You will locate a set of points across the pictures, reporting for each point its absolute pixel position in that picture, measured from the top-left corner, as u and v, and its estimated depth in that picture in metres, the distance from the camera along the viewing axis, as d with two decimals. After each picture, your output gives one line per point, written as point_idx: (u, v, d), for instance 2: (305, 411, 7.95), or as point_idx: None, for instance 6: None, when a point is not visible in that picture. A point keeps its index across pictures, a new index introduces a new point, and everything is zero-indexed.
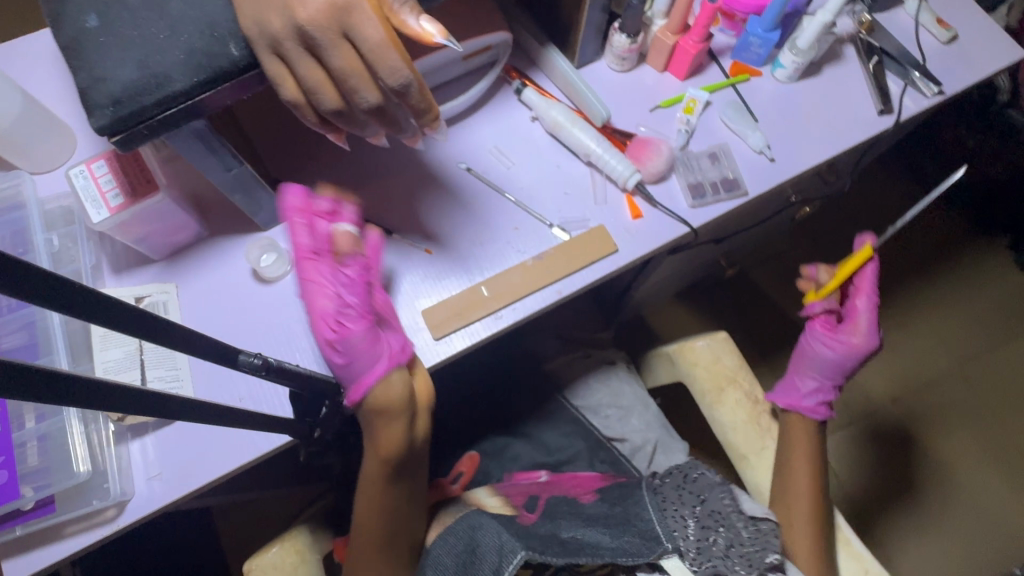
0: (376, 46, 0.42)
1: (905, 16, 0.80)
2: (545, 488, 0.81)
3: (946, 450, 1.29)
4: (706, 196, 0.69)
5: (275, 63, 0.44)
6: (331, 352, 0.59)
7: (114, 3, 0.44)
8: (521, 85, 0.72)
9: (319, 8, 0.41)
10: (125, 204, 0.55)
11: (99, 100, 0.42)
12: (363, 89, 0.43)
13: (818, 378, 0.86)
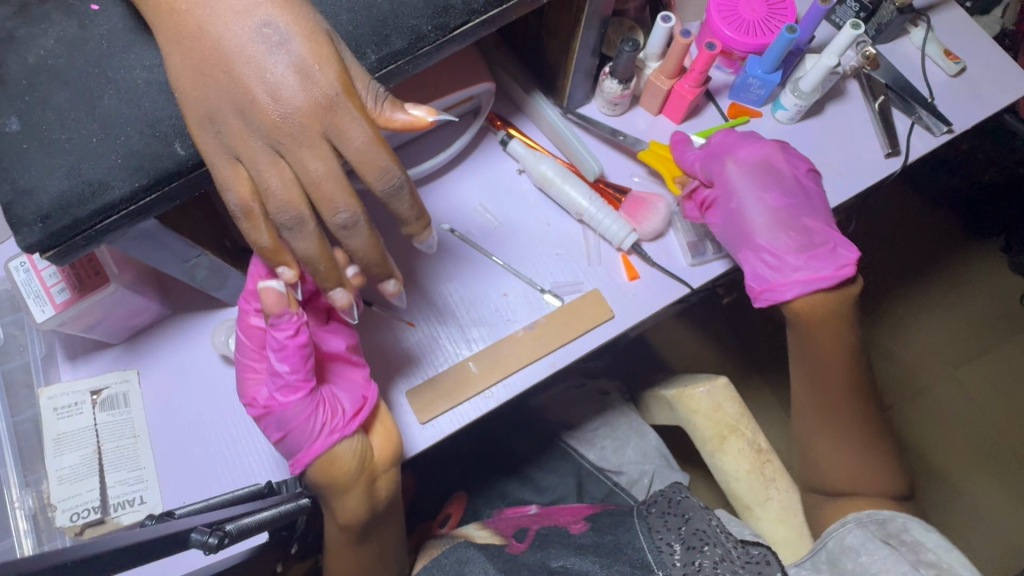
0: (362, 150, 0.37)
1: (909, 47, 0.76)
2: (535, 519, 0.75)
3: (951, 462, 1.16)
4: (706, 254, 0.66)
5: (229, 166, 0.38)
6: (267, 427, 0.50)
7: (37, 100, 0.38)
8: (506, 136, 0.67)
9: (294, 107, 0.36)
10: (73, 299, 0.50)
11: (25, 216, 0.37)
12: (340, 200, 0.38)
13: (757, 201, 0.65)
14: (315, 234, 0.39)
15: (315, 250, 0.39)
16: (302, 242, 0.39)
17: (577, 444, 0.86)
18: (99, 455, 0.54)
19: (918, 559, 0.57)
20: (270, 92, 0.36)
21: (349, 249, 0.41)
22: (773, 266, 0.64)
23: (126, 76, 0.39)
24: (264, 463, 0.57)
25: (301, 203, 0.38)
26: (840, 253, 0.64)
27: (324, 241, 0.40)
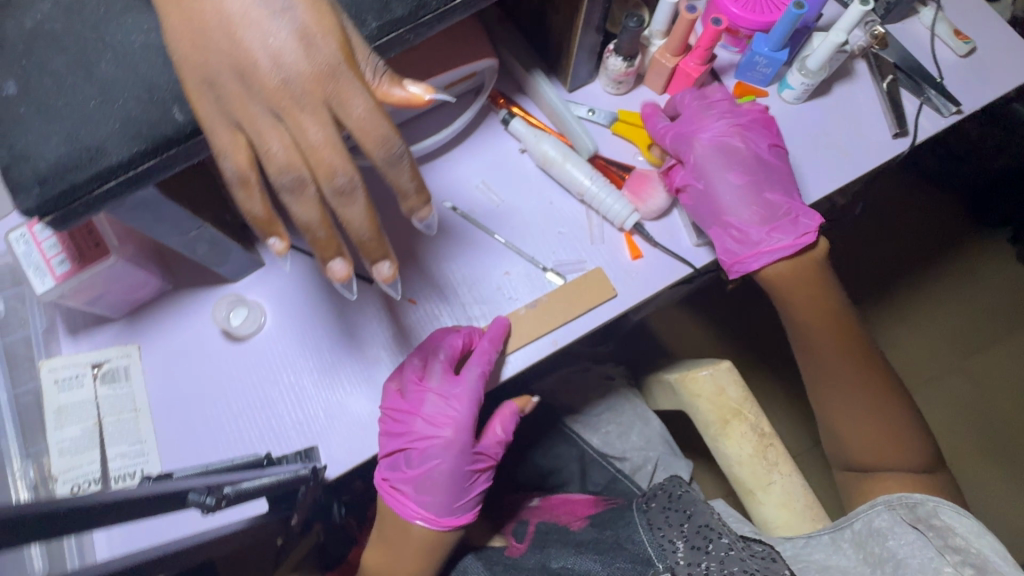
0: (363, 118, 0.35)
1: (919, 27, 0.75)
2: (536, 512, 0.78)
3: (954, 451, 1.15)
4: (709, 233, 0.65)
5: (230, 134, 0.36)
6: (430, 493, 0.59)
7: (35, 65, 0.38)
8: (508, 115, 0.66)
9: (298, 72, 0.35)
10: (72, 270, 0.50)
11: (23, 181, 0.37)
12: (339, 165, 0.36)
13: (721, 176, 0.64)
14: (314, 200, 0.37)
15: (315, 216, 0.38)
16: (299, 209, 0.37)
17: (579, 429, 0.85)
18: (99, 428, 0.54)
19: (946, 545, 0.55)
20: (272, 57, 0.34)
21: (343, 220, 0.38)
22: (739, 243, 0.64)
23: (123, 40, 0.39)
24: (265, 438, 0.57)
25: (302, 169, 0.36)
26: (802, 222, 0.63)
27: (323, 208, 0.38)
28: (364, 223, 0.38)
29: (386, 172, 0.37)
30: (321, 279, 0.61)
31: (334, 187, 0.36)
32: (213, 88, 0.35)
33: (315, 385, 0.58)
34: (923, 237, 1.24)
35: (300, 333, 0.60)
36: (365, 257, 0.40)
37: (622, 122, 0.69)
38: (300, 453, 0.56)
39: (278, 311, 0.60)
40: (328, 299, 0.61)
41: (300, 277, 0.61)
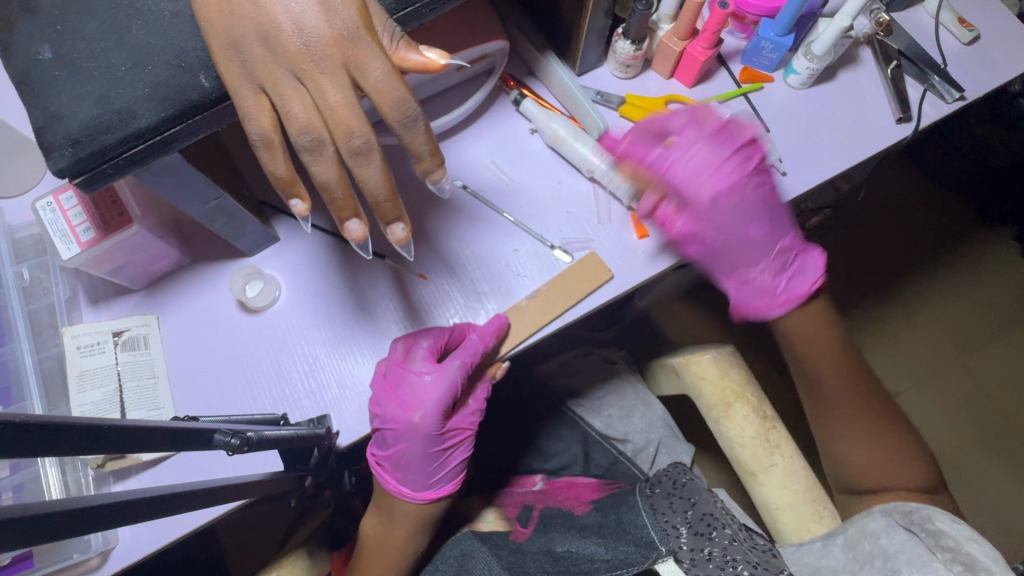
0: (380, 81, 0.38)
1: (923, 16, 0.76)
2: (541, 497, 0.79)
3: (956, 448, 1.14)
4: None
5: (256, 97, 0.39)
6: (405, 471, 0.62)
7: (67, 30, 0.40)
8: (520, 96, 0.67)
9: (319, 37, 0.37)
10: (96, 238, 0.52)
11: (56, 140, 0.39)
12: (356, 126, 0.38)
13: (746, 220, 0.69)
14: (332, 159, 0.39)
15: (332, 176, 0.40)
16: (318, 168, 0.40)
17: (583, 413, 0.85)
18: (120, 393, 0.55)
19: (937, 544, 0.56)
20: (297, 23, 0.37)
21: (360, 181, 0.40)
22: (738, 296, 0.72)
23: (153, 8, 0.40)
24: (278, 405, 0.58)
25: (321, 129, 0.39)
26: (811, 270, 0.72)
27: (340, 169, 0.40)
28: (379, 183, 0.40)
29: (402, 133, 0.39)
30: (335, 254, 0.63)
31: (351, 147, 0.39)
32: (239, 52, 0.38)
33: (327, 356, 0.60)
34: (925, 231, 1.24)
35: (314, 306, 0.61)
36: (381, 220, 0.43)
37: (631, 104, 0.70)
38: (312, 419, 0.58)
39: (293, 285, 0.62)
40: (341, 273, 0.62)
41: (314, 251, 0.63)
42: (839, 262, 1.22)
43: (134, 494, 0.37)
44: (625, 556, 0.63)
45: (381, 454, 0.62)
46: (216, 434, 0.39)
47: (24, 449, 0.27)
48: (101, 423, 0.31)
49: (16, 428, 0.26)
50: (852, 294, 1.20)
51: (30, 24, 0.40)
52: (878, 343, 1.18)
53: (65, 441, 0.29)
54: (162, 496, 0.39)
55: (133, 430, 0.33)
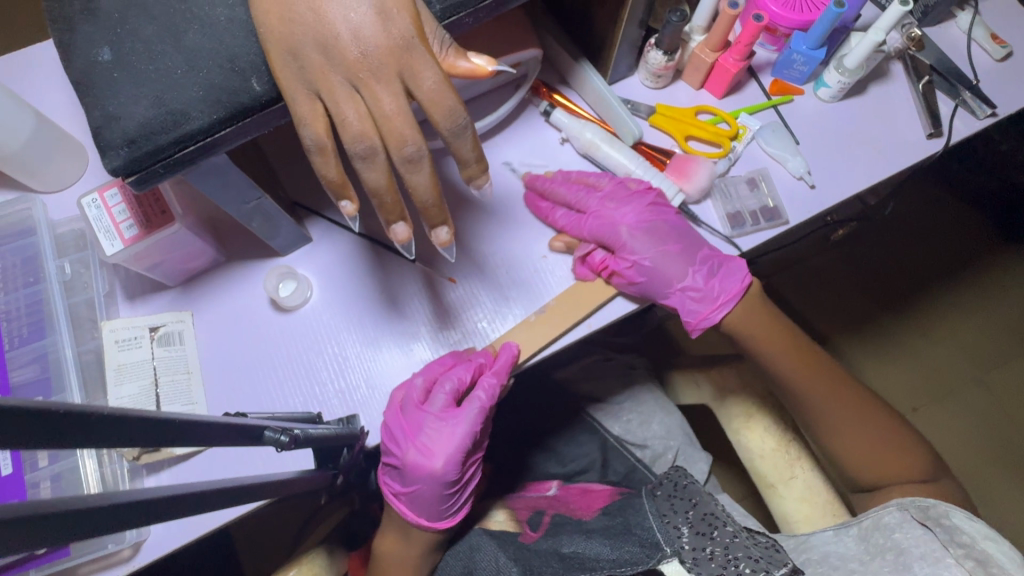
0: (432, 90, 0.39)
1: (956, 31, 0.76)
2: (553, 503, 0.77)
3: (971, 466, 1.12)
4: (745, 226, 0.66)
5: (312, 103, 0.40)
6: (426, 508, 0.62)
7: (126, 32, 0.41)
8: (548, 107, 0.68)
9: (376, 47, 0.39)
10: (139, 235, 0.53)
11: (112, 140, 0.40)
12: (409, 134, 0.40)
13: (670, 242, 0.64)
14: (384, 166, 0.41)
15: (383, 183, 0.42)
16: (371, 175, 0.42)
17: (602, 419, 0.85)
18: (155, 387, 0.56)
19: (952, 540, 0.55)
20: (354, 33, 0.39)
21: (411, 187, 0.42)
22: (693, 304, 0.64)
23: (209, 13, 0.42)
24: (309, 404, 0.59)
25: (374, 137, 0.40)
26: (733, 267, 0.64)
27: (391, 175, 0.42)
28: (428, 188, 0.42)
29: (451, 141, 0.41)
30: (367, 256, 0.64)
31: (403, 155, 0.41)
32: (298, 59, 0.39)
33: (357, 357, 0.61)
34: (948, 245, 1.22)
35: (345, 307, 0.62)
36: (427, 223, 0.45)
37: (661, 116, 0.70)
38: (342, 419, 0.59)
39: (325, 285, 0.63)
40: (373, 275, 0.63)
41: (346, 253, 0.64)
42: (858, 275, 1.21)
43: (199, 489, 0.37)
44: (630, 556, 0.62)
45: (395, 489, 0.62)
46: (266, 430, 0.40)
47: (107, 440, 0.28)
48: (172, 420, 0.32)
49: (103, 418, 0.27)
50: (869, 308, 1.19)
51: (90, 26, 0.42)
52: (894, 360, 1.17)
53: (143, 434, 0.30)
54: (225, 489, 0.39)
55: (194, 426, 0.33)
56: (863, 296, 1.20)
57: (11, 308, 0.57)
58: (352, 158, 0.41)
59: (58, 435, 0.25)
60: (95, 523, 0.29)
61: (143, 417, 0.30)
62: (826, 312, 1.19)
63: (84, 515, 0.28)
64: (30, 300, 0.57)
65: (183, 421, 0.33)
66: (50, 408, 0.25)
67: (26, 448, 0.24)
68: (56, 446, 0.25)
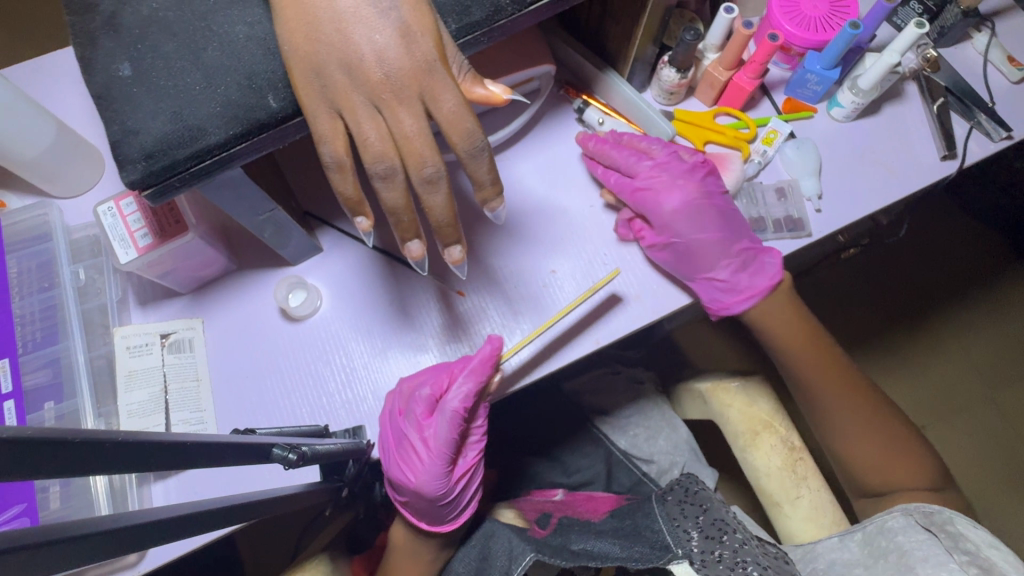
0: (452, 112, 0.40)
1: (972, 52, 0.75)
2: (560, 506, 0.77)
3: (979, 487, 1.11)
4: (765, 233, 0.68)
5: (332, 121, 0.41)
6: (424, 510, 0.63)
7: (148, 49, 0.42)
8: (582, 105, 0.69)
9: (399, 68, 0.39)
10: (154, 244, 0.54)
11: (131, 155, 0.40)
12: (428, 156, 0.41)
13: (707, 228, 0.65)
14: (402, 186, 0.42)
15: (401, 203, 0.43)
16: (389, 194, 0.42)
17: (607, 432, 0.85)
18: (165, 395, 0.57)
19: (956, 546, 0.55)
20: (377, 53, 0.39)
21: (426, 207, 0.43)
22: (724, 290, 0.66)
23: (228, 31, 0.42)
24: (316, 414, 0.59)
25: (394, 158, 0.41)
26: (766, 261, 0.66)
27: (408, 194, 0.43)
28: (444, 209, 0.43)
29: (468, 162, 0.41)
30: (376, 267, 0.64)
31: (423, 176, 0.41)
32: (320, 77, 0.40)
33: (365, 368, 0.61)
34: (961, 262, 1.21)
35: (353, 317, 0.63)
36: (442, 242, 0.45)
37: (681, 121, 0.71)
38: (349, 431, 0.59)
39: (334, 295, 0.63)
40: (382, 285, 0.63)
41: (356, 263, 0.64)
42: (867, 292, 1.19)
43: (212, 505, 0.38)
44: (639, 553, 0.62)
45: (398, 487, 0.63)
46: (274, 447, 0.40)
47: (120, 464, 0.28)
48: (185, 443, 0.32)
49: (117, 444, 0.28)
50: (879, 323, 1.18)
51: (112, 41, 0.42)
52: (904, 374, 1.16)
53: (156, 458, 0.30)
54: (232, 506, 0.40)
55: (207, 449, 0.34)
56: (872, 313, 1.19)
57: (25, 313, 0.57)
58: (371, 178, 0.42)
59: (73, 462, 0.26)
60: (106, 547, 0.29)
61: (159, 443, 0.30)
62: (835, 328, 1.18)
63: (93, 539, 0.28)
64: (44, 305, 0.58)
65: (196, 445, 0.33)
66: (66, 437, 0.25)
67: (40, 475, 0.25)
68: (76, 475, 0.26)
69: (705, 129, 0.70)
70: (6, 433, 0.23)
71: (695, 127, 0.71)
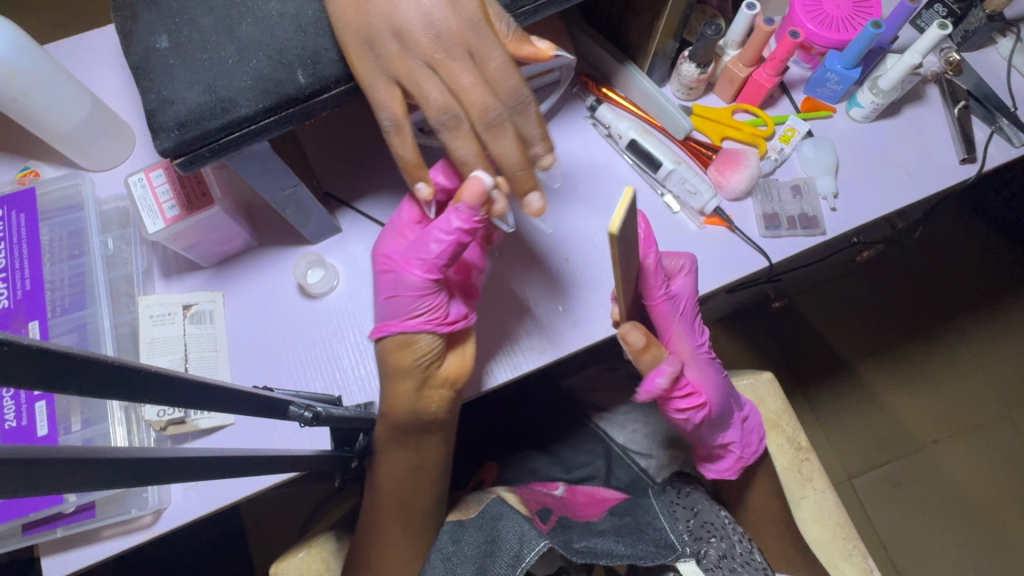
0: (499, 70, 0.44)
1: (996, 57, 0.74)
2: (560, 504, 0.74)
3: (987, 508, 1.08)
4: (779, 229, 0.67)
5: (391, 90, 0.44)
6: (384, 284, 0.56)
7: (184, 23, 0.44)
8: (595, 102, 0.69)
9: (448, 28, 0.44)
10: (180, 215, 0.56)
11: (165, 123, 0.42)
12: (488, 103, 0.45)
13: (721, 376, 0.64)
14: (467, 134, 0.46)
15: (469, 151, 0.47)
16: (456, 143, 0.46)
17: (613, 426, 0.86)
18: (185, 362, 0.59)
19: None
20: (426, 19, 0.44)
21: (495, 154, 0.47)
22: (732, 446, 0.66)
23: (262, 7, 0.44)
24: (329, 387, 0.61)
25: (456, 108, 0.45)
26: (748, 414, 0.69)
27: (476, 142, 0.46)
28: (513, 152, 0.46)
29: (518, 113, 0.46)
30: None
31: (487, 121, 0.45)
32: (374, 48, 0.43)
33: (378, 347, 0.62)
34: (981, 274, 1.19)
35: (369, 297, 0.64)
36: (517, 190, 0.48)
37: (699, 117, 0.71)
38: (360, 406, 0.61)
39: (351, 276, 0.65)
40: None
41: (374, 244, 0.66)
42: (883, 299, 1.18)
43: (226, 453, 0.39)
44: (644, 552, 0.61)
45: (387, 286, 0.56)
46: (291, 406, 0.41)
47: (148, 395, 0.30)
48: (207, 386, 0.34)
49: (146, 375, 0.29)
50: (895, 333, 1.16)
51: (152, 15, 0.44)
52: (918, 392, 1.14)
53: (179, 396, 0.32)
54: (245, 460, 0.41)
55: (225, 393, 0.35)
56: (887, 322, 1.17)
57: (54, 279, 0.59)
58: (438, 129, 0.46)
59: (104, 384, 0.28)
60: (123, 475, 0.31)
61: (185, 380, 0.32)
62: (848, 334, 1.17)
63: (112, 465, 0.30)
64: (74, 272, 0.60)
65: (218, 388, 0.35)
66: (101, 360, 0.27)
67: (72, 392, 0.26)
68: (105, 397, 0.28)
69: (725, 125, 0.71)
70: (45, 344, 0.25)
71: (715, 125, 0.71)
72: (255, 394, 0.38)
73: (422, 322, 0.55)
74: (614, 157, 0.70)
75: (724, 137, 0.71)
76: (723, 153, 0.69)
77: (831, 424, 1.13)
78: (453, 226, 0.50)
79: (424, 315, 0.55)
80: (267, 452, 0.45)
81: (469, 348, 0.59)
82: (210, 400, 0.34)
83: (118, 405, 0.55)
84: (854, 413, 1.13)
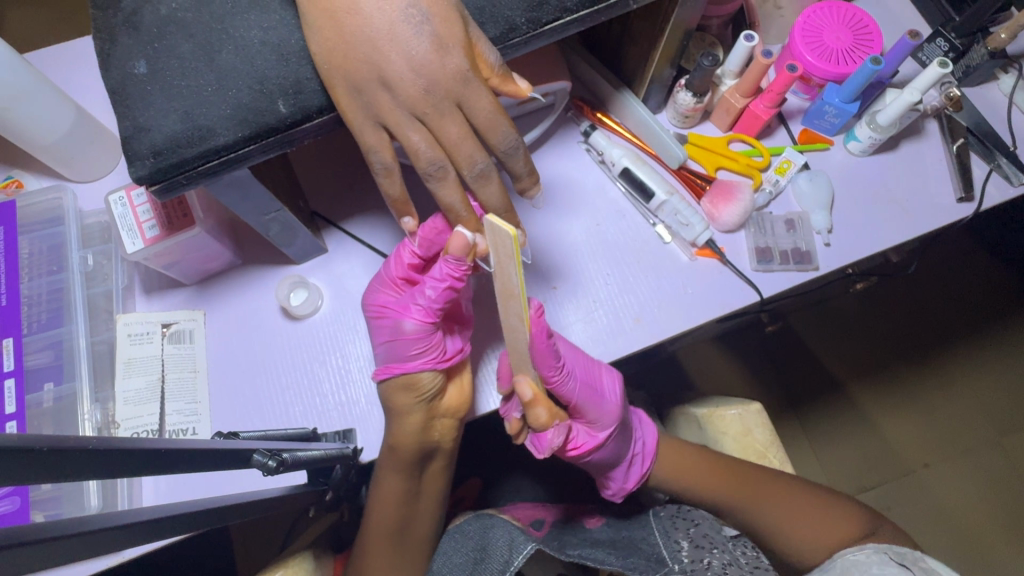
0: (487, 115, 0.43)
1: (997, 94, 0.73)
2: (553, 513, 0.70)
3: (978, 523, 1.06)
4: (771, 263, 0.66)
5: (379, 136, 0.44)
6: (381, 330, 0.58)
7: (164, 49, 0.43)
8: (589, 127, 0.68)
9: (436, 79, 0.42)
10: (160, 236, 0.55)
11: (140, 151, 0.41)
12: (476, 154, 0.44)
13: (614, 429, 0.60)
14: (455, 182, 0.44)
15: (457, 199, 0.46)
16: (443, 191, 0.45)
17: None
18: (162, 384, 0.58)
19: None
20: (413, 69, 0.41)
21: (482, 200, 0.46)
22: (614, 480, 0.66)
23: (243, 34, 0.43)
24: (308, 414, 0.60)
25: (442, 158, 0.44)
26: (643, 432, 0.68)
27: (460, 192, 0.45)
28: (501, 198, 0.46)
29: (505, 160, 0.45)
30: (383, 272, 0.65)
31: (473, 171, 0.44)
32: (352, 86, 0.42)
33: (360, 371, 0.61)
34: (979, 300, 1.16)
35: (352, 321, 0.63)
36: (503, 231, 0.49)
37: (694, 145, 0.71)
38: (339, 433, 0.59)
39: (336, 296, 0.64)
40: None
41: (360, 264, 0.65)
42: (879, 321, 1.16)
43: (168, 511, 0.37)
44: (636, 564, 0.58)
45: (383, 331, 0.57)
46: (254, 453, 0.41)
47: (84, 470, 0.28)
48: (156, 449, 0.32)
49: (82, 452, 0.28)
50: (888, 355, 1.15)
51: (130, 39, 0.43)
52: (908, 416, 1.12)
53: (120, 468, 0.30)
54: (196, 512, 0.40)
55: (176, 452, 0.34)
56: (882, 344, 1.15)
57: (32, 294, 0.59)
58: (425, 178, 0.45)
59: (35, 469, 0.26)
60: (51, 554, 0.29)
61: (129, 451, 0.30)
62: (842, 355, 1.15)
63: (38, 547, 0.28)
64: (52, 289, 0.59)
65: (167, 450, 0.33)
66: (27, 446, 0.25)
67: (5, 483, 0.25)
68: (40, 478, 0.27)
69: (721, 155, 0.70)
70: None
71: (710, 156, 0.70)
72: (212, 448, 0.37)
73: (424, 361, 0.56)
74: (606, 184, 0.69)
75: (718, 165, 0.70)
76: (716, 181, 0.68)
77: (821, 448, 1.11)
78: (444, 273, 0.52)
79: (423, 355, 0.56)
80: (220, 501, 0.44)
81: (467, 377, 0.60)
82: (159, 462, 0.33)
83: (90, 428, 0.55)
84: (844, 433, 1.11)
